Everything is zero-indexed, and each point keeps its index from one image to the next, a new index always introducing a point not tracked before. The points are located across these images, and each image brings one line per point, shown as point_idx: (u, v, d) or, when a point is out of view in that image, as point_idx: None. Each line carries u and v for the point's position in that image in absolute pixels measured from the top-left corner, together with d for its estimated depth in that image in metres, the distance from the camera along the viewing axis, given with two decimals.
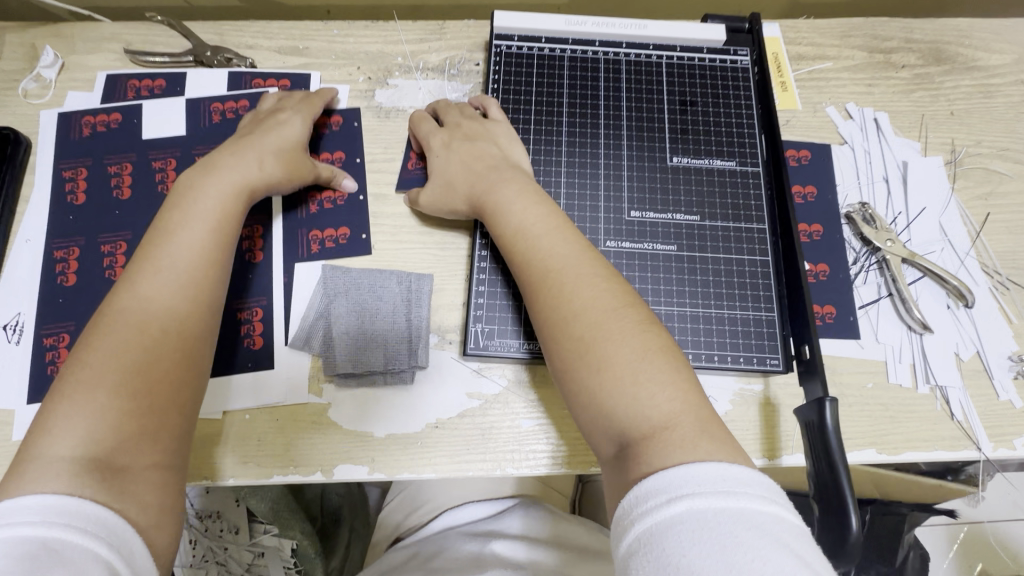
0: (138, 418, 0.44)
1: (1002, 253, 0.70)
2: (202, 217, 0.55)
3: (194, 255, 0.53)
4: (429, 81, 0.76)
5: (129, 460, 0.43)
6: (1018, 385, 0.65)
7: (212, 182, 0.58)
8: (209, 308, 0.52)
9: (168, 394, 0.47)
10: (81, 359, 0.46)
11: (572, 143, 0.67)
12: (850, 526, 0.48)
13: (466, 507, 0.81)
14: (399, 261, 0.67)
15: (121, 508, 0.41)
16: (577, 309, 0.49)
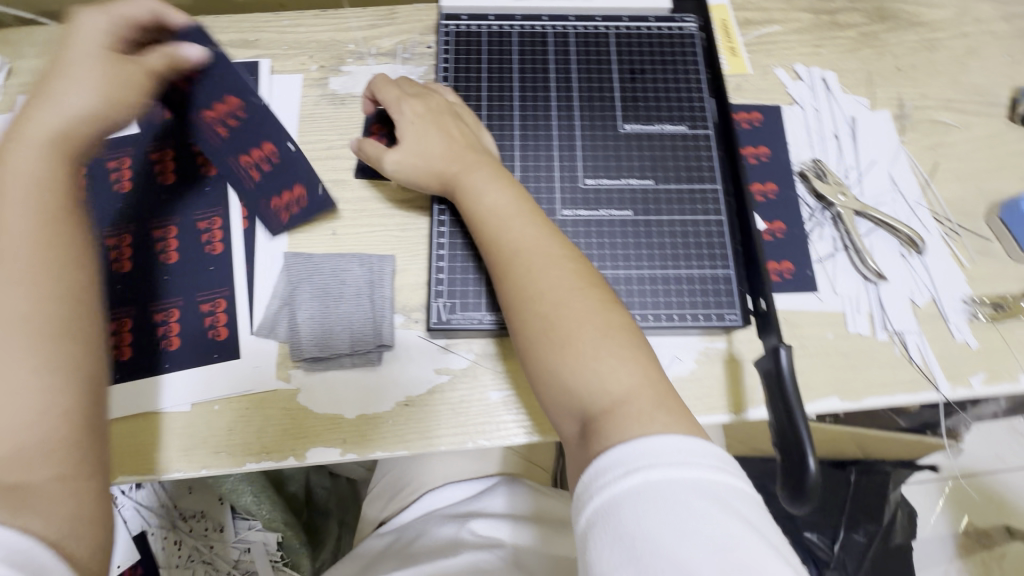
0: (28, 427, 0.39)
1: (952, 200, 0.72)
2: (30, 181, 0.46)
3: (33, 235, 0.45)
4: (383, 66, 0.76)
5: (24, 474, 0.38)
6: (973, 326, 0.67)
7: (24, 136, 0.47)
8: (76, 284, 0.45)
9: (48, 394, 0.41)
10: None
11: (525, 117, 0.67)
12: (807, 467, 0.49)
13: (447, 489, 0.82)
14: (361, 245, 0.67)
15: (32, 524, 0.37)
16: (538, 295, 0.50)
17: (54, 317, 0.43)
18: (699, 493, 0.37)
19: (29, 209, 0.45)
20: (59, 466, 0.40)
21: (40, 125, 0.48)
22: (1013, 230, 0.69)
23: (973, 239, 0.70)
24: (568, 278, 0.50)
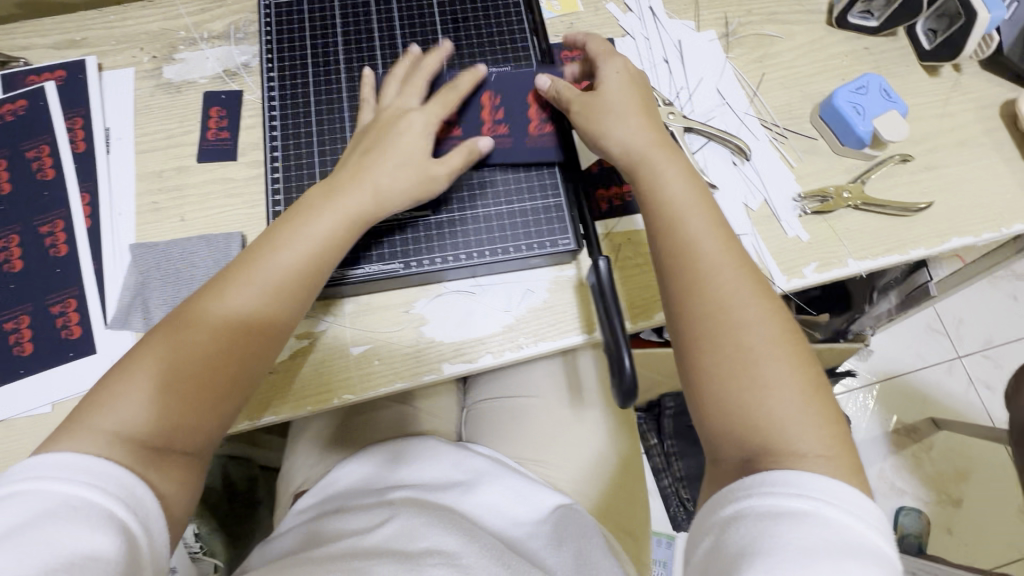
0: (185, 409, 0.50)
1: (779, 108, 0.76)
2: (336, 210, 0.58)
3: (294, 266, 0.56)
4: (217, 50, 0.76)
5: (164, 444, 0.49)
6: (803, 220, 0.71)
7: (328, 205, 0.59)
8: (279, 316, 0.55)
9: (208, 398, 0.51)
10: (153, 345, 0.52)
11: (352, 80, 0.70)
12: (624, 368, 0.52)
13: (358, 461, 0.76)
14: (210, 226, 0.68)
15: (152, 475, 0.48)
16: (731, 301, 0.52)
17: (277, 330, 0.56)
18: (847, 542, 0.40)
19: (309, 241, 0.57)
20: (194, 446, 0.51)
21: (366, 181, 0.60)
22: (833, 125, 0.73)
23: (800, 140, 0.74)
24: (744, 289, 0.52)
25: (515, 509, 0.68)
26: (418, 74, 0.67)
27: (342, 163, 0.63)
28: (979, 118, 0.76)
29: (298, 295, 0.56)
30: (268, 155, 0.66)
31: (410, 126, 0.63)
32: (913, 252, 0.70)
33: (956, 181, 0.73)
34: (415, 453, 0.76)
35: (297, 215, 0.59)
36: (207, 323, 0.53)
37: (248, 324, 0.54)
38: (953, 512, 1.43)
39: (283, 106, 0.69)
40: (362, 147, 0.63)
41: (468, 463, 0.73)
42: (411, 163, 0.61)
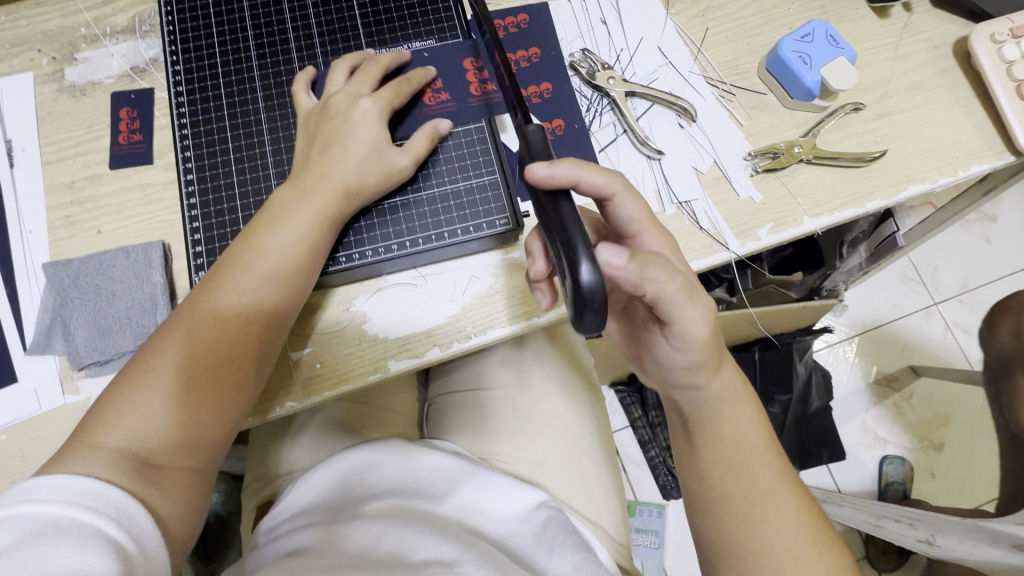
0: (183, 426, 0.51)
1: (724, 63, 0.72)
2: (313, 210, 0.56)
3: (280, 271, 0.55)
4: (121, 45, 0.70)
5: (163, 461, 0.50)
6: (755, 180, 0.68)
7: (302, 202, 0.56)
8: (266, 327, 0.55)
9: (205, 412, 0.52)
10: (144, 363, 0.52)
11: (265, 72, 0.66)
12: (582, 274, 0.39)
13: (327, 465, 0.72)
14: (129, 237, 0.64)
15: (147, 497, 0.48)
16: (739, 458, 0.53)
17: (271, 338, 0.56)
18: None
19: (294, 243, 0.56)
20: (195, 462, 0.52)
21: (335, 178, 0.57)
22: (780, 77, 0.70)
23: (748, 96, 0.71)
24: (753, 448, 0.54)
25: (503, 509, 0.68)
26: (372, 65, 0.63)
27: (307, 155, 0.59)
28: (933, 59, 0.73)
29: (288, 301, 0.56)
30: (180, 158, 0.63)
31: (365, 114, 0.59)
32: (870, 205, 0.67)
33: (911, 126, 0.70)
34: (385, 453, 0.73)
35: (271, 214, 0.57)
36: (203, 331, 0.53)
37: (241, 335, 0.54)
38: (936, 457, 1.45)
39: (191, 101, 0.65)
40: (320, 143, 0.59)
41: (445, 466, 0.71)
42: (373, 155, 0.58)
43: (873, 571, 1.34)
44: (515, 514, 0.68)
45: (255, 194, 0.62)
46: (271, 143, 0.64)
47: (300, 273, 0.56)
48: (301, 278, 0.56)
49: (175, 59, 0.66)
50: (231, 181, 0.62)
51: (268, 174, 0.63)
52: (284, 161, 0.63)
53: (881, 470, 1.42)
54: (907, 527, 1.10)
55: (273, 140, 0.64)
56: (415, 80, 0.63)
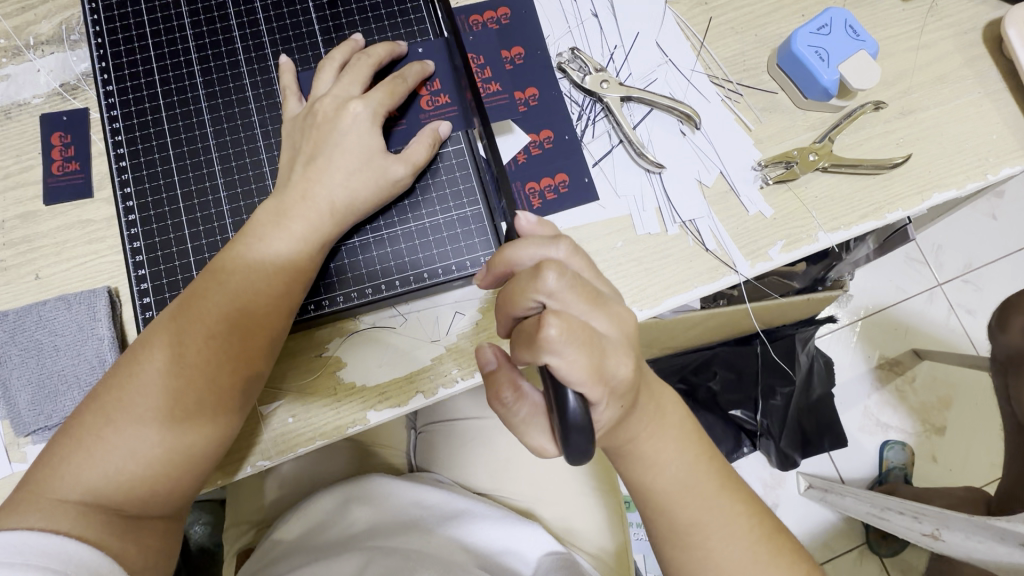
0: (153, 475, 0.45)
1: (730, 58, 0.64)
2: (294, 237, 0.50)
3: (255, 298, 0.49)
4: (48, 58, 0.62)
5: (135, 510, 0.45)
6: (765, 193, 0.61)
7: (280, 224, 0.50)
8: (246, 360, 0.48)
9: (178, 459, 0.46)
10: (107, 403, 0.46)
11: (211, 87, 0.58)
12: (568, 405, 0.37)
13: (313, 505, 0.69)
14: (72, 281, 0.57)
15: (121, 552, 0.43)
16: (665, 493, 0.48)
17: (251, 375, 0.49)
18: None
19: (270, 267, 0.49)
20: (170, 508, 0.47)
21: (320, 197, 0.51)
22: (793, 75, 0.62)
23: (757, 96, 0.64)
24: (679, 462, 0.49)
25: (495, 539, 0.64)
26: (362, 60, 0.55)
27: (289, 169, 0.53)
28: (960, 47, 0.66)
29: (269, 330, 0.49)
30: (120, 192, 0.55)
31: (355, 120, 0.52)
32: (891, 216, 0.61)
33: (936, 125, 0.63)
34: (368, 490, 0.68)
35: (245, 235, 0.50)
36: (168, 370, 0.46)
37: (215, 373, 0.47)
38: (937, 441, 1.41)
39: (128, 128, 0.57)
40: (304, 156, 0.52)
41: (432, 496, 0.68)
42: (364, 165, 0.52)
43: (873, 558, 1.32)
44: (512, 543, 0.65)
45: (206, 234, 0.55)
46: (222, 173, 0.56)
47: (280, 300, 0.49)
48: (281, 305, 0.50)
49: (107, 77, 0.58)
50: (179, 220, 0.55)
51: (221, 210, 0.55)
52: (239, 194, 0.56)
53: (882, 455, 1.37)
54: (911, 520, 1.01)
55: (224, 169, 0.56)
56: (411, 77, 0.55)
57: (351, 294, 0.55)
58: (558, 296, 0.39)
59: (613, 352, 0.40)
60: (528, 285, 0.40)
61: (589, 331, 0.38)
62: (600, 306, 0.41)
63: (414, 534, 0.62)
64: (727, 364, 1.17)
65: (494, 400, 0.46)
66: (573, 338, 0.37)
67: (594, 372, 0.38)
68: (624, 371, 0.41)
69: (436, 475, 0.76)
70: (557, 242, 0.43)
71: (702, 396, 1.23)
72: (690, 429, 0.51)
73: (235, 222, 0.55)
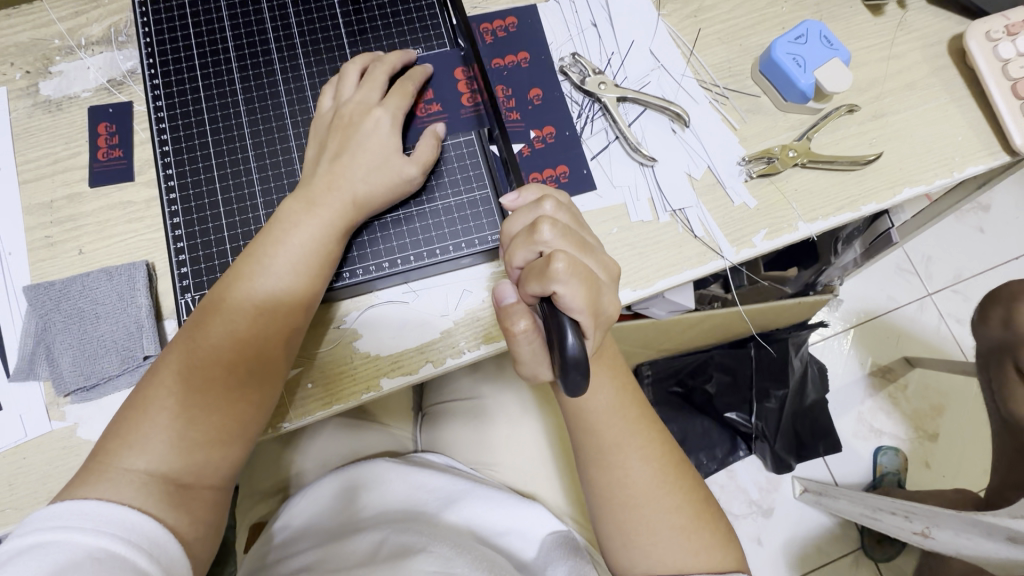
0: (204, 444, 0.50)
1: (717, 65, 0.71)
2: (322, 223, 0.55)
3: (292, 280, 0.54)
4: (97, 57, 0.68)
5: (190, 477, 0.49)
6: (749, 186, 0.67)
7: (310, 212, 0.55)
8: (282, 333, 0.54)
9: (225, 429, 0.51)
10: (158, 378, 0.50)
11: (246, 81, 0.64)
12: (567, 342, 0.39)
13: (324, 483, 0.71)
14: (113, 257, 0.62)
15: (174, 523, 0.47)
16: (604, 436, 0.55)
17: (287, 347, 0.54)
18: None
19: (290, 269, 0.54)
20: (220, 479, 0.51)
21: (345, 189, 0.56)
22: (775, 81, 0.69)
23: (742, 98, 0.70)
24: (613, 411, 0.56)
25: (498, 519, 0.67)
26: (377, 68, 0.61)
27: (314, 164, 0.58)
28: (928, 57, 0.72)
29: (302, 306, 0.55)
30: (163, 176, 0.61)
31: (377, 124, 0.58)
32: (865, 208, 0.67)
33: (906, 128, 0.69)
34: (373, 475, 0.71)
35: (279, 224, 0.55)
36: (202, 377, 0.50)
37: (256, 347, 0.52)
38: (929, 446, 1.43)
39: (171, 117, 0.63)
40: (330, 151, 0.58)
41: (436, 481, 0.70)
42: (383, 163, 0.57)
43: (868, 561, 1.34)
44: (512, 523, 0.67)
45: (240, 213, 0.60)
46: (255, 158, 0.62)
47: (301, 301, 0.54)
48: (316, 284, 0.55)
49: (153, 72, 0.64)
50: (214, 200, 0.61)
51: (254, 191, 0.61)
52: (270, 178, 0.61)
53: (876, 460, 1.41)
54: (904, 519, 1.04)
55: (257, 155, 0.62)
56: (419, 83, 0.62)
57: (372, 269, 0.60)
58: (555, 245, 0.44)
59: (606, 289, 0.45)
60: (526, 240, 0.45)
61: (589, 270, 0.43)
62: (588, 252, 0.46)
63: (423, 519, 0.64)
64: (723, 367, 1.21)
65: (505, 334, 0.46)
66: (577, 273, 0.42)
67: (593, 304, 0.42)
68: (613, 309, 0.46)
69: (441, 459, 0.77)
70: (542, 202, 0.48)
71: (699, 400, 1.28)
72: (621, 366, 0.59)
73: (266, 203, 0.60)
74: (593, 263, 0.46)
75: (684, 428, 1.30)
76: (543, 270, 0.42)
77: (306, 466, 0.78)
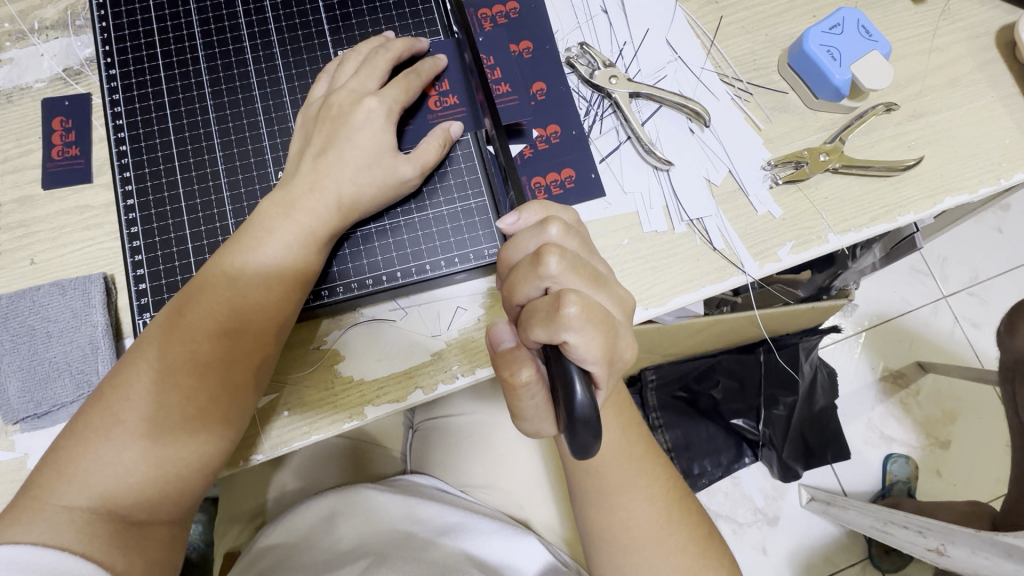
0: (160, 482, 0.44)
1: (740, 57, 0.64)
2: (301, 229, 0.49)
3: (264, 295, 0.48)
4: (52, 43, 0.61)
5: (142, 516, 0.43)
6: (775, 193, 0.60)
7: (285, 216, 0.49)
8: (252, 355, 0.47)
9: (185, 465, 0.45)
10: (106, 408, 0.44)
11: (214, 71, 0.57)
12: (575, 399, 0.34)
13: (305, 512, 0.66)
14: (68, 267, 0.56)
15: (123, 568, 0.41)
16: (606, 476, 0.49)
17: (258, 370, 0.48)
18: None
19: (261, 284, 0.48)
20: (176, 511, 0.45)
21: (329, 190, 0.50)
22: (805, 75, 0.62)
23: (767, 95, 0.63)
24: (617, 448, 0.50)
25: (493, 552, 0.61)
26: (382, 55, 0.54)
27: (297, 162, 0.52)
28: (973, 51, 0.65)
29: (275, 324, 0.48)
30: (120, 178, 0.55)
31: (369, 117, 0.51)
32: (902, 219, 0.60)
33: (948, 129, 0.62)
34: (357, 504, 0.66)
35: (251, 228, 0.49)
36: (159, 406, 0.44)
37: (222, 372, 0.46)
38: (941, 455, 1.31)
39: (130, 112, 0.56)
40: (308, 149, 0.51)
41: (426, 511, 0.65)
42: (374, 162, 0.51)
43: None
44: (510, 555, 0.62)
45: (206, 221, 0.54)
46: (224, 159, 0.55)
47: (272, 321, 0.48)
48: (291, 298, 0.49)
49: (110, 60, 0.57)
50: (178, 205, 0.54)
51: (222, 197, 0.54)
52: (240, 181, 0.55)
53: (885, 468, 1.29)
54: (917, 534, 0.93)
55: (226, 155, 0.55)
56: (424, 74, 0.55)
57: (354, 284, 0.54)
58: (564, 280, 0.38)
59: (620, 330, 0.40)
60: (530, 273, 0.39)
61: (604, 313, 0.37)
62: (601, 286, 0.40)
63: (410, 550, 0.58)
64: (730, 372, 1.12)
65: (504, 385, 0.40)
66: (591, 318, 0.36)
67: (608, 351, 0.37)
68: (626, 352, 0.41)
69: (430, 481, 0.72)
70: (547, 224, 0.41)
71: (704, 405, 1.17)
72: (622, 396, 0.53)
73: (235, 210, 0.54)
74: (606, 299, 0.40)
75: (689, 433, 1.19)
76: (551, 313, 0.36)
77: (290, 487, 0.74)
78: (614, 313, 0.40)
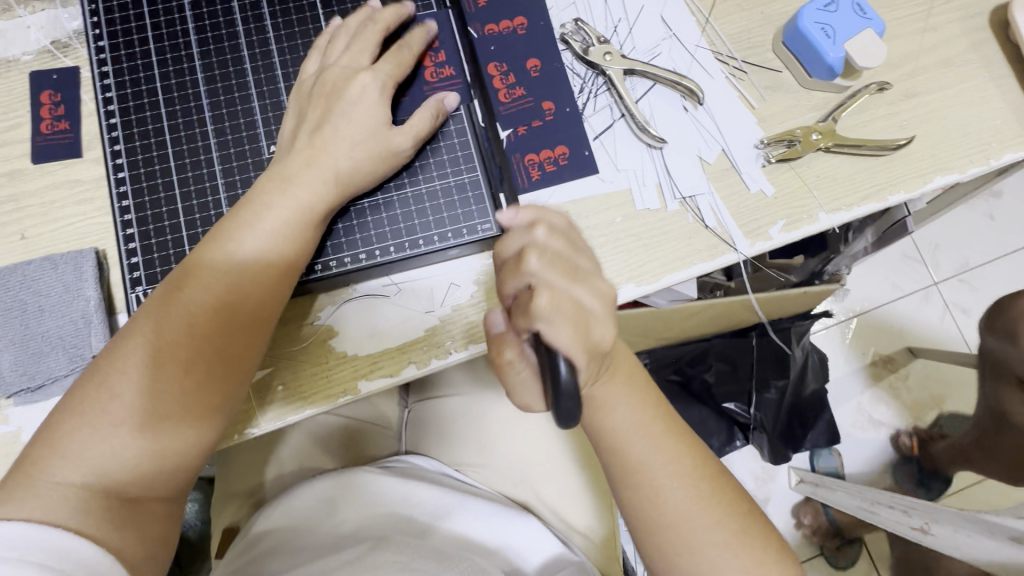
0: (155, 458, 0.44)
1: (735, 35, 0.64)
2: (291, 205, 0.48)
3: (255, 270, 0.48)
4: (38, 15, 0.60)
5: (138, 492, 0.44)
6: (767, 172, 0.61)
7: (275, 193, 0.49)
8: (245, 328, 0.47)
9: (178, 438, 0.45)
10: (98, 385, 0.44)
11: (204, 43, 0.56)
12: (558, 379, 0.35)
13: (311, 491, 0.66)
14: (60, 244, 0.56)
15: (120, 545, 0.42)
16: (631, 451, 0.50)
17: (250, 345, 0.48)
18: None
19: (253, 259, 0.47)
20: (173, 488, 0.46)
21: (325, 165, 0.49)
22: (798, 53, 0.62)
23: (761, 73, 0.63)
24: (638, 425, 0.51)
25: (489, 533, 0.63)
26: (371, 27, 0.54)
27: (292, 136, 0.52)
28: (967, 31, 0.65)
29: (269, 299, 0.48)
30: (109, 151, 0.54)
31: (363, 92, 0.51)
32: (893, 198, 0.61)
33: (940, 109, 0.63)
34: (355, 488, 0.66)
35: (246, 203, 0.49)
36: (151, 381, 0.44)
37: (214, 347, 0.46)
38: None
39: (119, 85, 0.56)
40: (304, 124, 0.51)
41: (424, 494, 0.65)
42: (369, 138, 0.51)
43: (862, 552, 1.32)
44: (505, 537, 0.63)
45: (198, 196, 0.54)
46: (215, 134, 0.55)
47: (267, 296, 0.48)
48: (282, 274, 0.49)
49: (98, 32, 0.56)
50: (169, 179, 0.54)
51: (214, 171, 0.54)
52: (232, 156, 0.55)
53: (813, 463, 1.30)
54: (902, 514, 0.94)
55: (218, 129, 0.55)
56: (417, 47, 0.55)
57: (347, 259, 0.54)
58: (544, 277, 0.39)
59: (605, 321, 0.40)
60: (512, 271, 0.40)
61: (578, 306, 0.38)
62: (586, 284, 0.40)
63: (408, 535, 0.59)
64: (722, 355, 1.13)
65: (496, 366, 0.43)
66: (563, 311, 0.37)
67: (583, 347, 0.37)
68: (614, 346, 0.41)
69: (429, 463, 0.73)
70: (534, 224, 0.41)
71: (696, 388, 1.18)
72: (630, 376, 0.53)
73: (228, 185, 0.54)
74: (591, 293, 0.40)
75: (682, 417, 1.20)
76: (526, 307, 0.37)
77: (286, 468, 0.74)
78: (602, 306, 0.40)
